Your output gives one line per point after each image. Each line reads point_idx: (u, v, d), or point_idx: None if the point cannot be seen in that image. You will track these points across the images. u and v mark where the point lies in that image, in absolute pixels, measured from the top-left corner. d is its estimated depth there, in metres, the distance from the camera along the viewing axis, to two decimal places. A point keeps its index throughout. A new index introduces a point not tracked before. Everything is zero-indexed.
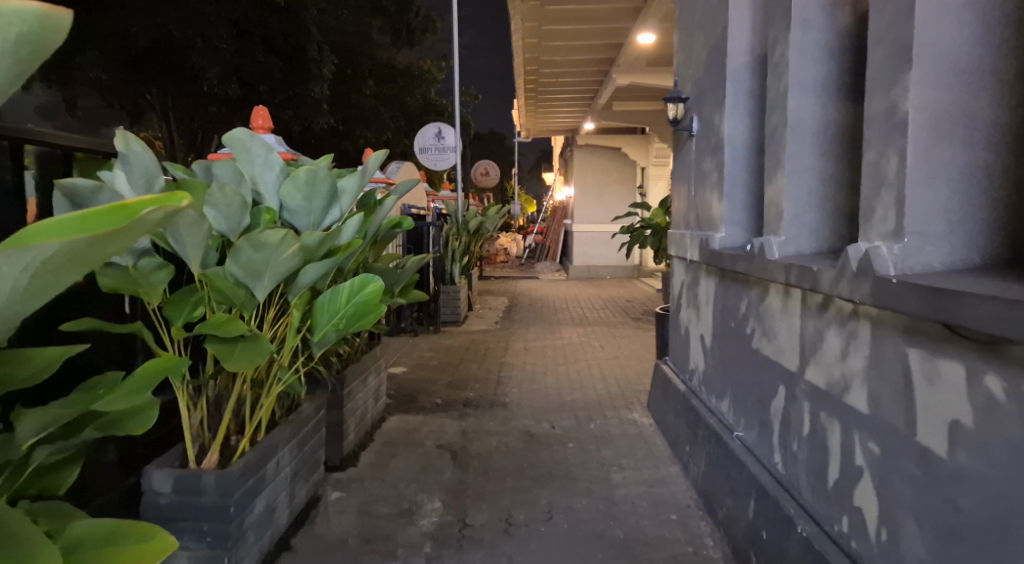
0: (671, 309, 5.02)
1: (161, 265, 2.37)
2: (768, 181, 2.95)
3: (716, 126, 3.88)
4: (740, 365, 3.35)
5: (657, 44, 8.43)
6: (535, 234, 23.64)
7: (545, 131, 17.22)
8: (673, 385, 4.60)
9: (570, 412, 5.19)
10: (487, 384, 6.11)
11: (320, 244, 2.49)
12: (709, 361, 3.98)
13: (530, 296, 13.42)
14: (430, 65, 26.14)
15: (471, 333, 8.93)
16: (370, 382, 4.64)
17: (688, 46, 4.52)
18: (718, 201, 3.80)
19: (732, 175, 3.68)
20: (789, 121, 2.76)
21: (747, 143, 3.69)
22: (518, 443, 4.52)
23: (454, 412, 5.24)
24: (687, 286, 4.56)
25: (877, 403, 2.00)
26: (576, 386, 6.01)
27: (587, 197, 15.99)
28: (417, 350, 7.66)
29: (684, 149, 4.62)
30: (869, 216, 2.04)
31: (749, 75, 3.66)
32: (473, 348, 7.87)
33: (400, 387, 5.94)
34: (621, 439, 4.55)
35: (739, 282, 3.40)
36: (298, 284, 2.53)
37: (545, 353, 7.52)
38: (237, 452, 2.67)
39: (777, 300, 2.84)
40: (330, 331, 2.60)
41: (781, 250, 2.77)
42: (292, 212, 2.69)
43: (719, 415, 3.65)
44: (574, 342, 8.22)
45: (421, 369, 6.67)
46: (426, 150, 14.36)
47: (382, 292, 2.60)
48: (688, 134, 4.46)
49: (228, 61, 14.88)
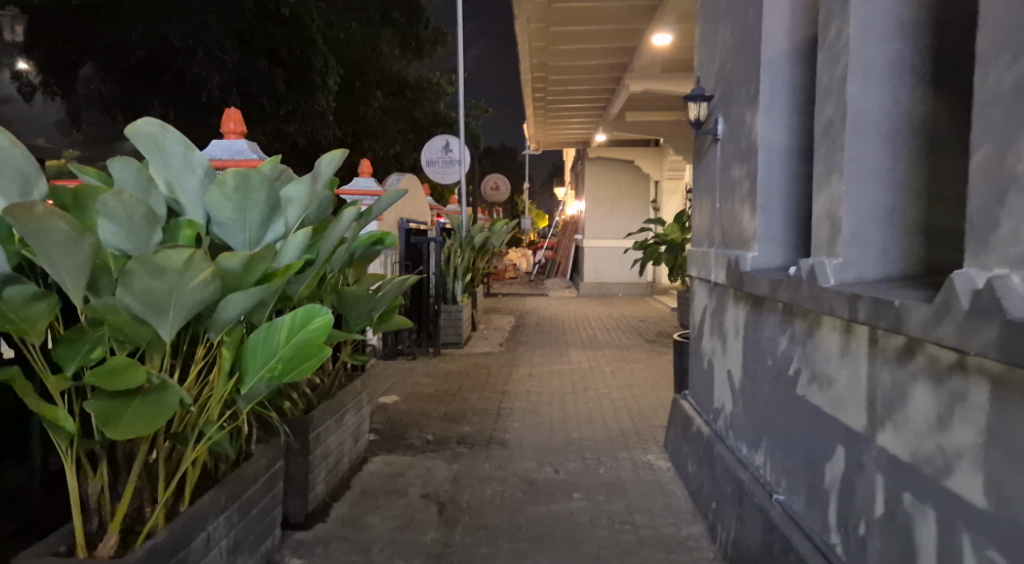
0: (691, 336, 4.45)
1: (37, 294, 1.82)
2: (819, 189, 2.39)
3: (747, 127, 3.32)
4: (779, 413, 2.77)
5: (673, 47, 7.90)
6: (545, 249, 23.06)
7: (555, 144, 16.71)
8: (693, 425, 4.02)
9: (576, 453, 4.61)
10: (485, 419, 5.53)
11: (249, 268, 1.95)
12: (738, 403, 3.39)
13: (537, 314, 12.85)
14: (440, 78, 25.76)
15: (473, 356, 8.36)
16: (349, 420, 4.08)
17: (712, 39, 3.96)
18: (749, 215, 3.24)
19: (767, 184, 3.12)
20: (849, 114, 2.21)
21: (786, 146, 3.13)
22: (516, 491, 3.95)
23: (445, 452, 4.67)
24: (710, 313, 3.99)
25: (1004, 498, 1.41)
26: (584, 421, 5.42)
27: (598, 211, 15.44)
28: (414, 376, 7.11)
29: (708, 155, 4.06)
30: (988, 233, 1.47)
31: (787, 67, 3.10)
32: (473, 374, 7.29)
33: (389, 423, 5.37)
34: (634, 488, 3.96)
35: (778, 312, 2.83)
36: (221, 319, 1.98)
37: (551, 380, 6.93)
38: (147, 533, 2.08)
39: (835, 339, 2.27)
40: (263, 378, 2.04)
41: (840, 276, 2.21)
42: (222, 226, 2.15)
43: (753, 469, 3.06)
44: (584, 367, 7.63)
45: (415, 400, 6.11)
46: (433, 163, 13.86)
47: (330, 328, 2.07)
48: (712, 139, 3.90)
49: (230, 72, 14.47)
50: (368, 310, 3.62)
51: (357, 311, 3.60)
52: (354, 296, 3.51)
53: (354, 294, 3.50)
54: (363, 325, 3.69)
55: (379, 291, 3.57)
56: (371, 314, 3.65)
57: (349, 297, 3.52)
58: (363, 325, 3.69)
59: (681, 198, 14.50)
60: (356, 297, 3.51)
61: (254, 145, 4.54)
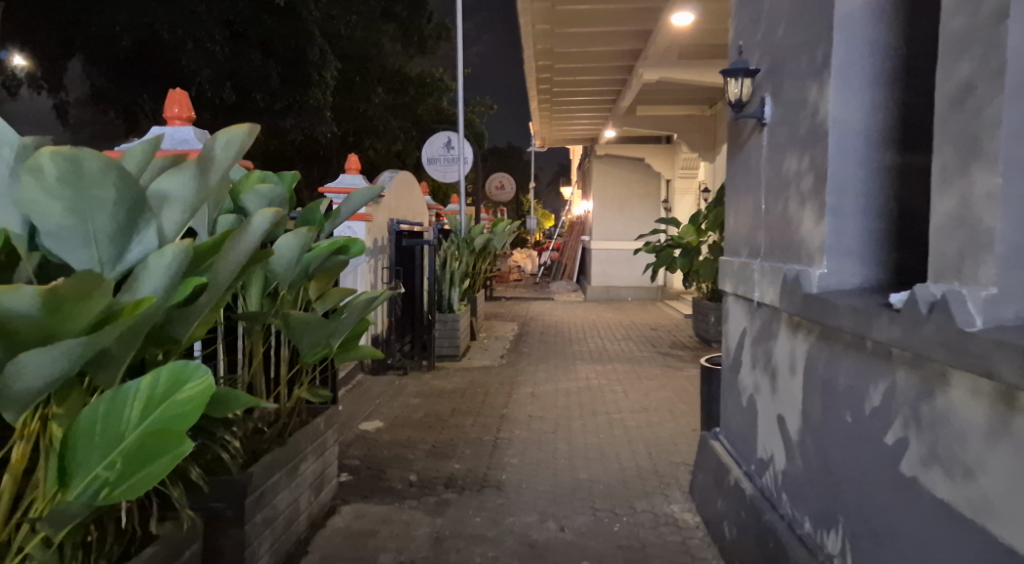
0: (726, 364, 3.72)
1: None
2: (946, 186, 1.65)
3: (809, 109, 2.58)
4: (870, 494, 2.02)
5: (692, 29, 7.17)
6: (551, 250, 22.28)
7: (562, 141, 15.99)
8: (730, 476, 3.28)
9: (585, 501, 3.87)
10: (479, 452, 4.80)
11: (67, 312, 1.39)
12: (796, 460, 2.65)
13: (542, 321, 12.12)
14: (443, 72, 25.00)
15: (471, 372, 7.64)
16: (309, 466, 3.35)
17: (755, 2, 3.23)
18: (814, 218, 2.50)
19: (840, 179, 2.39)
20: (1010, 72, 1.46)
21: (864, 130, 2.40)
22: (512, 558, 3.20)
23: (429, 499, 3.94)
24: (751, 339, 3.26)
25: None
26: (595, 456, 4.69)
27: (606, 211, 14.71)
28: (403, 398, 6.40)
29: (749, 145, 3.32)
30: None
31: (867, 28, 2.37)
32: (468, 394, 6.57)
33: (368, 458, 4.66)
34: (657, 556, 3.21)
35: (863, 351, 2.09)
36: (28, 382, 1.39)
37: (556, 402, 6.20)
38: None
39: (981, 409, 1.52)
40: (106, 470, 1.57)
41: (992, 318, 1.47)
42: (52, 239, 1.54)
43: (824, 557, 2.31)
44: (593, 385, 6.89)
45: (401, 427, 5.39)
46: (434, 161, 13.12)
47: (208, 386, 1.63)
48: (755, 124, 3.17)
49: (222, 66, 13.78)
50: (322, 338, 2.91)
51: (309, 341, 2.89)
52: (301, 324, 2.79)
53: (302, 321, 2.78)
54: (321, 356, 2.99)
55: (342, 316, 2.90)
56: (328, 343, 2.94)
57: (297, 324, 2.80)
58: (320, 356, 2.99)
59: (694, 198, 13.75)
60: (304, 324, 2.78)
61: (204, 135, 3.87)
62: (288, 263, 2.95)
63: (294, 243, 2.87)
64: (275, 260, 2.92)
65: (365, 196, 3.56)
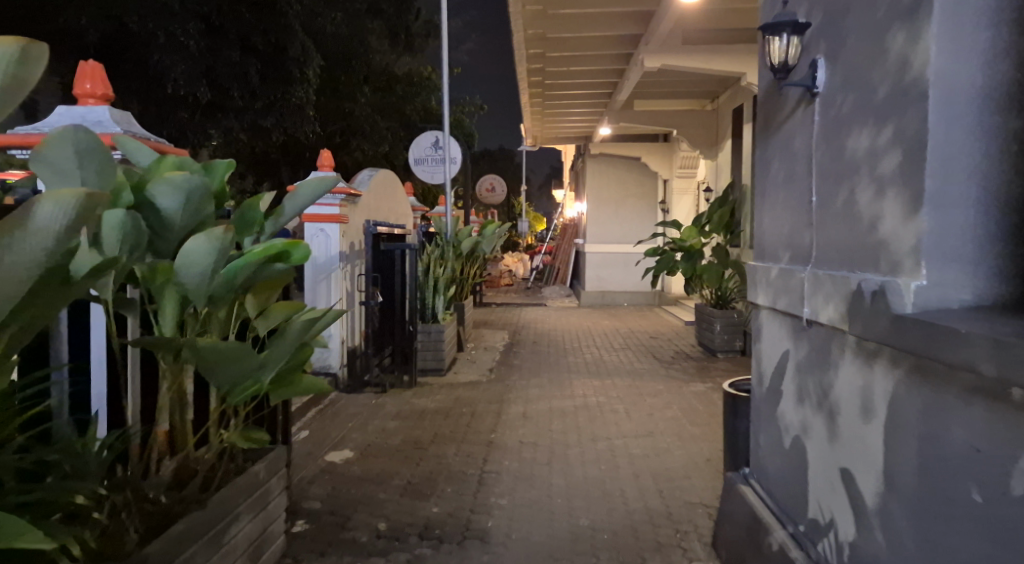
0: (762, 391, 3.07)
1: None
2: None
3: (889, 67, 1.93)
4: None
5: (699, 8, 6.55)
6: (543, 253, 21.65)
7: (554, 140, 15.36)
8: (770, 537, 2.63)
9: (587, 558, 3.22)
10: (463, 489, 4.13)
11: None
12: (875, 534, 2.00)
13: (534, 328, 11.47)
14: (433, 71, 24.26)
15: (456, 389, 6.97)
16: (245, 528, 2.67)
17: None
18: (903, 210, 1.85)
19: (945, 158, 1.74)
20: None
21: (980, 87, 1.75)
22: None
23: (397, 556, 3.27)
24: (798, 366, 2.61)
25: None
26: (597, 494, 4.04)
27: (601, 213, 14.08)
28: (379, 422, 5.72)
29: (793, 120, 2.67)
30: None
31: None
32: (453, 416, 5.90)
33: (331, 499, 3.99)
34: None
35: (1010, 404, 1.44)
36: None
37: (551, 425, 5.54)
38: None
39: None
40: None
41: None
42: None
43: None
44: (591, 404, 6.24)
45: (374, 458, 4.73)
46: (422, 161, 12.39)
47: None
48: (804, 93, 2.52)
49: (197, 61, 13.05)
50: (249, 373, 2.24)
51: (231, 379, 2.22)
52: (213, 358, 2.11)
53: (214, 354, 2.10)
54: (250, 395, 2.32)
55: (278, 341, 2.23)
56: (258, 380, 2.27)
57: (210, 358, 2.12)
58: (250, 395, 2.32)
59: (693, 198, 13.11)
60: (218, 359, 2.11)
61: (121, 116, 3.15)
62: (203, 276, 2.27)
63: (207, 249, 2.21)
64: (184, 272, 2.24)
65: (315, 187, 2.89)
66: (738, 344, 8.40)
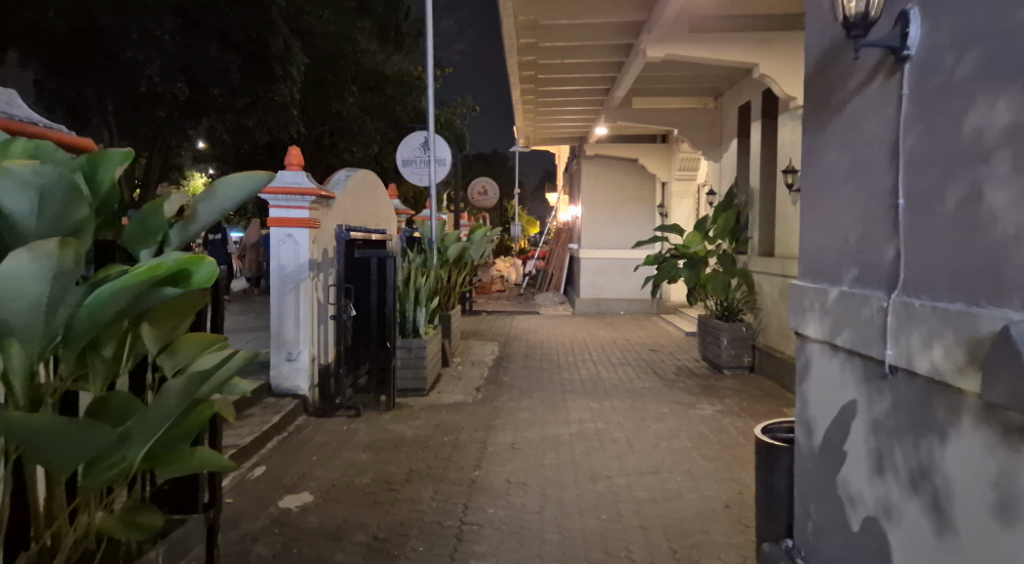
0: (810, 447, 2.44)
1: None
2: None
3: None
4: None
5: None
6: (537, 258, 20.99)
7: (547, 141, 14.75)
8: None
9: None
10: (437, 547, 3.47)
11: None
12: None
13: (526, 339, 10.82)
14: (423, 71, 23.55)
15: (438, 412, 6.30)
16: None
17: None
18: None
19: None
20: None
21: None
22: None
23: None
24: (869, 422, 2.00)
25: None
26: (599, 555, 3.39)
27: (596, 218, 13.47)
28: (347, 455, 5.02)
29: (863, 96, 2.07)
30: None
31: None
32: (432, 447, 5.24)
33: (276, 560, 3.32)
34: None
35: None
36: None
37: (543, 459, 4.90)
38: None
39: None
40: None
41: None
42: None
43: None
44: (589, 432, 5.58)
45: (336, 504, 4.06)
46: (410, 164, 11.63)
47: None
48: (883, 56, 1.94)
49: (172, 56, 12.33)
50: (106, 451, 1.58)
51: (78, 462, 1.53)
52: (37, 446, 1.44)
53: (37, 439, 1.44)
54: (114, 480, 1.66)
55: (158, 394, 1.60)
56: (123, 458, 1.61)
57: (39, 440, 1.44)
58: (113, 479, 1.65)
59: (693, 202, 12.49)
60: (43, 447, 1.44)
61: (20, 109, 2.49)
62: (37, 309, 1.63)
63: (34, 272, 1.58)
64: (8, 306, 1.60)
65: (237, 186, 2.22)
66: (747, 360, 7.75)
